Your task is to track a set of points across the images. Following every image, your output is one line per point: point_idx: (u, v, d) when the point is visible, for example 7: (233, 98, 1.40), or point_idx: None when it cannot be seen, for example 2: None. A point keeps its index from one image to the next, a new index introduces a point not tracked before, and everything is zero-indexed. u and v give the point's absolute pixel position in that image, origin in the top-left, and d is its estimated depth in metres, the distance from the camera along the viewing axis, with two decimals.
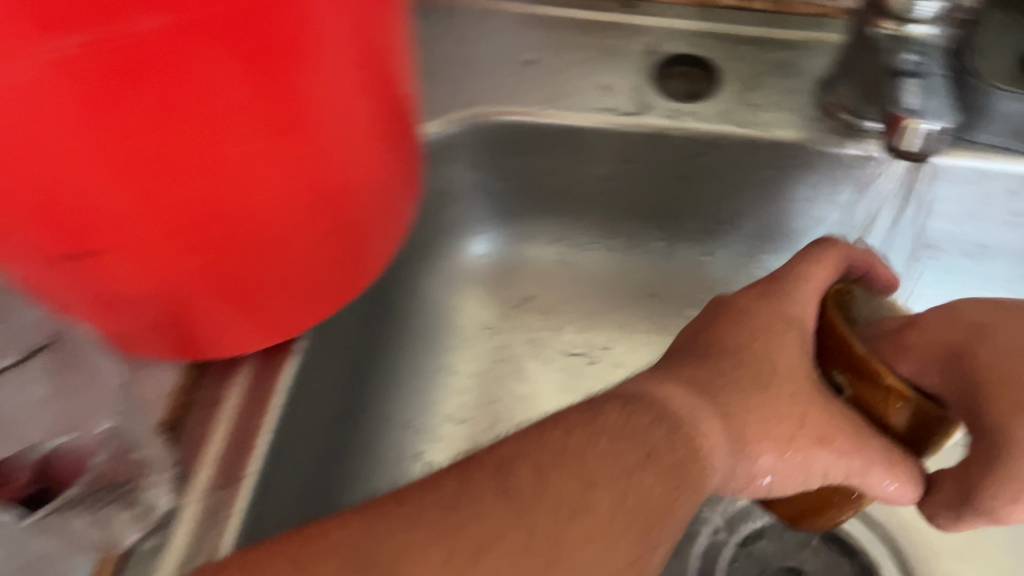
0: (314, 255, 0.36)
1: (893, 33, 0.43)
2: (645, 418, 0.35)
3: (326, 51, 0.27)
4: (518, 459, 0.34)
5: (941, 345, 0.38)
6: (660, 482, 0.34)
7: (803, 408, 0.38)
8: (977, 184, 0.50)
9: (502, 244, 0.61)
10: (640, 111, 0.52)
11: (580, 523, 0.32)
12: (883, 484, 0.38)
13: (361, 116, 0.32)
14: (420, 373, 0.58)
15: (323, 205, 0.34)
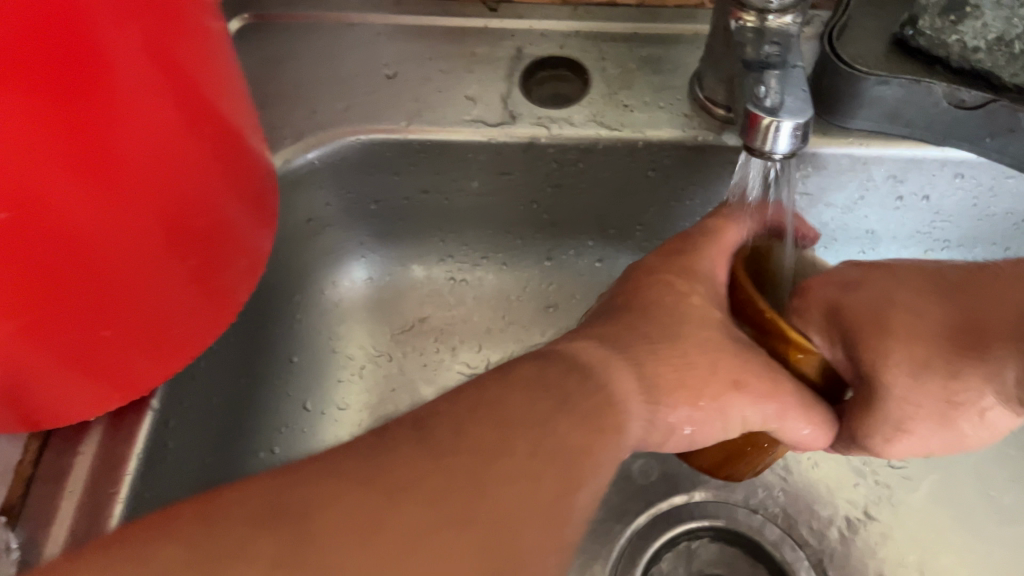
0: (167, 224, 0.35)
1: (754, 25, 0.41)
2: (558, 368, 0.35)
3: (107, 35, 0.29)
4: (433, 419, 0.31)
5: (826, 301, 0.41)
6: (578, 424, 0.33)
7: (716, 354, 0.38)
8: (857, 171, 0.49)
9: (384, 265, 0.59)
10: (507, 120, 0.50)
11: (502, 464, 0.30)
12: (798, 429, 0.39)
13: (166, 70, 0.33)
14: (311, 411, 0.55)
15: (145, 205, 0.34)
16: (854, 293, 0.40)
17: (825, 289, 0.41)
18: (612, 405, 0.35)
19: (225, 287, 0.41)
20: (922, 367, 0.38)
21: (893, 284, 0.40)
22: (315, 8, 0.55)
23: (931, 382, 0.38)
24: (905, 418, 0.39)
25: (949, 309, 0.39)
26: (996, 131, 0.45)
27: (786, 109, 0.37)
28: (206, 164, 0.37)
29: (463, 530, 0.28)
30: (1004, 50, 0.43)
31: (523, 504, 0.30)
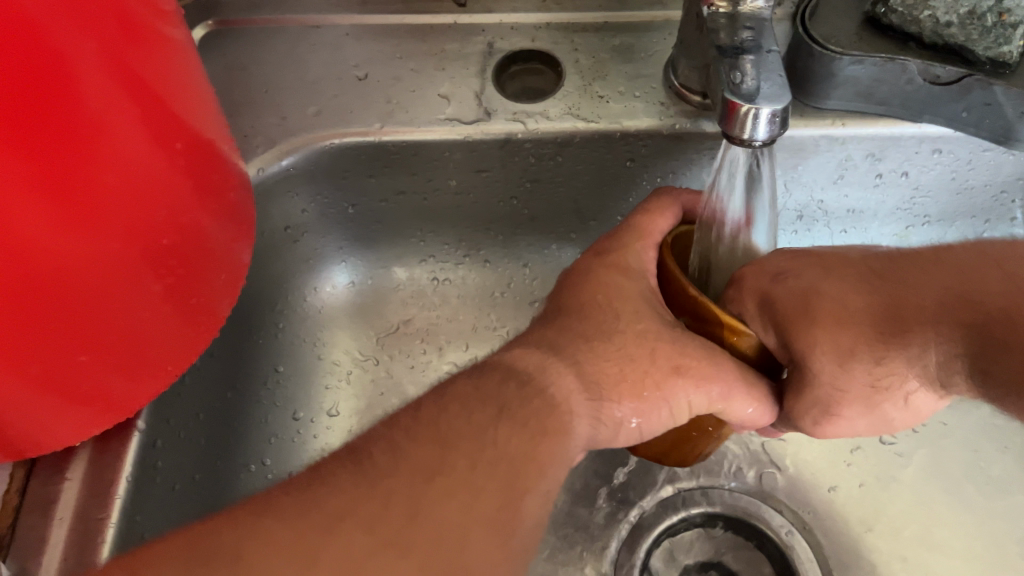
0: (125, 250, 0.34)
1: (726, 11, 0.41)
2: (494, 380, 0.36)
3: (67, 49, 0.28)
4: (370, 444, 0.32)
5: (758, 292, 0.38)
6: (520, 433, 0.34)
7: (652, 344, 0.38)
8: (835, 151, 0.49)
9: (365, 269, 0.58)
10: (482, 117, 0.49)
11: (441, 483, 0.31)
12: (743, 410, 0.38)
13: (120, 79, 0.32)
14: (301, 420, 0.54)
15: (114, 220, 0.33)
16: (783, 284, 0.38)
17: (756, 277, 0.39)
18: (553, 407, 0.35)
19: (205, 303, 0.41)
20: (850, 357, 0.36)
21: (821, 274, 0.37)
22: (280, 11, 0.54)
23: (856, 371, 0.37)
24: (832, 403, 0.38)
25: (879, 296, 0.36)
26: (971, 105, 0.44)
27: (763, 96, 0.36)
28: (171, 182, 0.36)
29: (405, 554, 0.29)
30: (978, 23, 0.42)
31: (468, 517, 0.31)
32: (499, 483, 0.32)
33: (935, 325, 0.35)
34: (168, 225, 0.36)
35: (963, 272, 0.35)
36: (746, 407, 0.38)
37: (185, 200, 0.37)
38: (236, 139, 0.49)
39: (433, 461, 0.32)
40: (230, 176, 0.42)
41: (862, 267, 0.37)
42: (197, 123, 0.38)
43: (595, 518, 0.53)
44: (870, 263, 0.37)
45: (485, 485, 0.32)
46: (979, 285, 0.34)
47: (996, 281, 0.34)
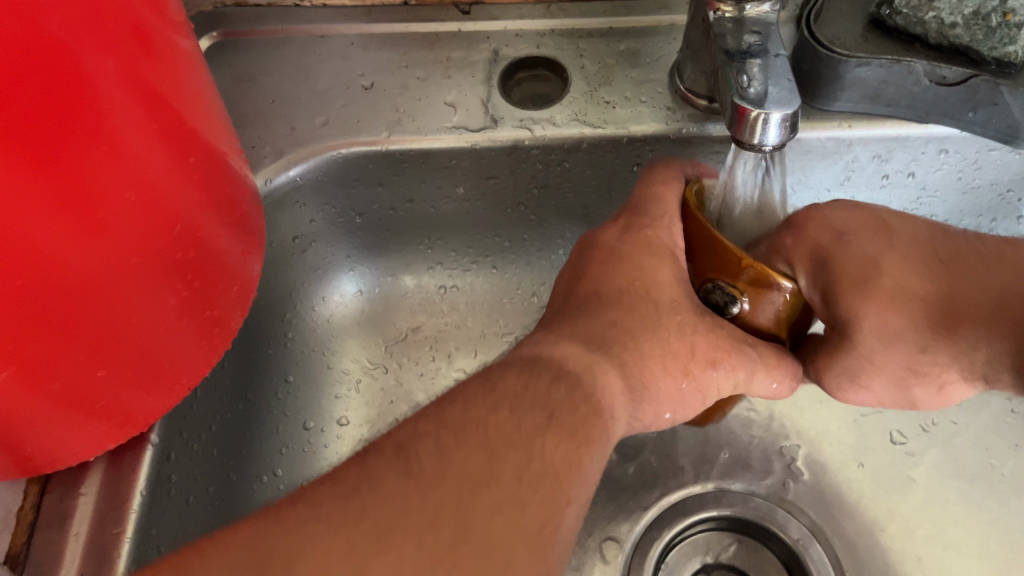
0: (137, 255, 0.34)
1: (732, 15, 0.41)
2: (543, 382, 0.34)
3: (85, 64, 0.29)
4: (418, 441, 0.31)
5: (814, 248, 0.39)
6: (566, 443, 0.32)
7: (691, 338, 0.38)
8: (841, 152, 0.49)
9: (373, 277, 0.58)
10: (490, 125, 0.49)
11: (491, 494, 0.30)
12: (765, 385, 0.39)
13: (131, 87, 0.31)
14: (311, 429, 0.54)
15: (129, 226, 0.33)
16: (845, 246, 0.39)
17: (817, 234, 0.40)
18: (597, 416, 0.34)
19: (221, 315, 0.41)
20: (894, 331, 0.38)
21: (885, 247, 0.39)
22: (286, 22, 0.54)
23: (896, 350, 0.39)
24: (862, 372, 0.40)
25: (938, 282, 0.38)
26: (979, 105, 0.45)
27: (771, 100, 0.37)
28: (183, 188, 0.36)
29: (454, 570, 0.28)
30: (981, 24, 0.42)
31: (513, 529, 0.29)
32: (539, 495, 0.31)
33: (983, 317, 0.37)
34: (186, 239, 0.36)
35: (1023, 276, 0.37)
36: (769, 385, 0.39)
37: (197, 207, 0.37)
38: (245, 151, 0.49)
39: (486, 468, 0.30)
40: (242, 189, 0.42)
41: (926, 248, 0.39)
42: (210, 137, 0.38)
43: (606, 523, 0.53)
44: (934, 246, 0.39)
45: (533, 496, 0.31)
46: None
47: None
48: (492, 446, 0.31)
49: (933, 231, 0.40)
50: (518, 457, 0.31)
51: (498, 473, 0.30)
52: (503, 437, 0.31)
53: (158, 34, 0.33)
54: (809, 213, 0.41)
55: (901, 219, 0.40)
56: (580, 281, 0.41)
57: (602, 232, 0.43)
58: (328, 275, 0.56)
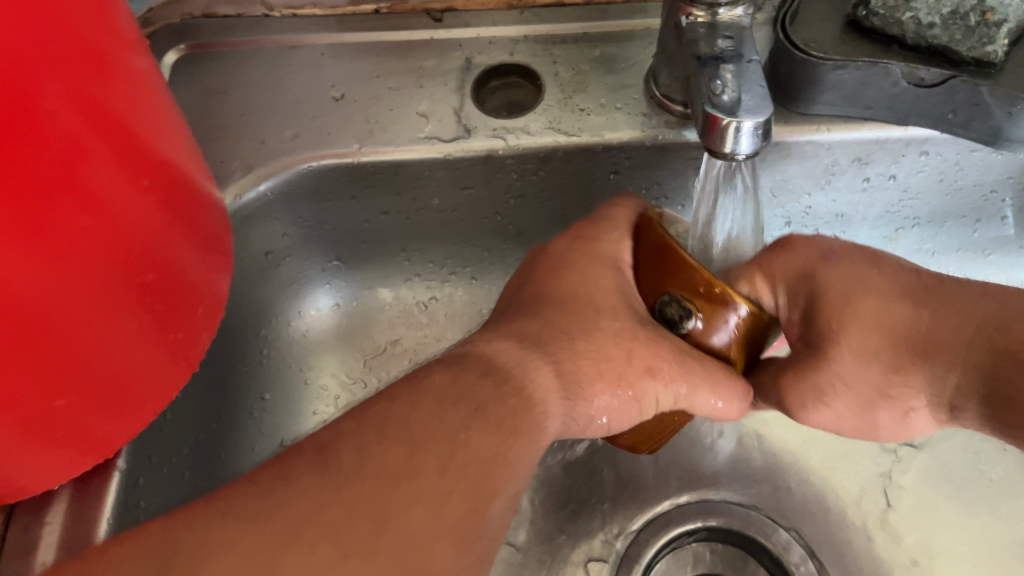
0: (93, 281, 0.32)
1: (705, 20, 0.40)
2: (472, 374, 0.34)
3: (28, 86, 0.28)
4: (337, 442, 0.30)
5: (801, 264, 0.40)
6: (491, 433, 0.32)
7: (629, 344, 0.37)
8: (821, 156, 0.49)
9: (350, 291, 0.57)
10: (463, 134, 0.48)
11: (408, 487, 0.29)
12: (709, 403, 0.39)
13: (81, 108, 0.30)
14: (289, 447, 0.53)
15: (82, 251, 0.31)
16: (829, 265, 0.39)
17: (802, 254, 0.40)
18: (529, 409, 0.34)
19: (188, 337, 0.40)
20: (870, 352, 0.37)
21: (872, 266, 0.38)
22: (255, 31, 0.52)
23: (872, 369, 0.38)
24: (828, 390, 0.39)
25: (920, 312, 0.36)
26: (959, 106, 0.44)
27: (744, 108, 0.36)
28: (141, 209, 0.35)
29: (371, 560, 0.27)
30: (960, 23, 0.42)
31: (432, 525, 0.29)
32: (462, 487, 0.30)
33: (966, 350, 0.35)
34: (145, 263, 0.35)
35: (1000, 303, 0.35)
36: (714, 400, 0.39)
37: (156, 227, 0.36)
38: (214, 165, 0.48)
39: (407, 461, 0.30)
40: (205, 208, 0.41)
41: (913, 277, 0.38)
42: (170, 156, 0.37)
43: (590, 537, 0.52)
44: (918, 277, 0.38)
45: (455, 489, 0.30)
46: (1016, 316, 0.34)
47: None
48: (415, 440, 0.30)
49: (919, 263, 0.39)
50: (442, 451, 0.31)
51: (420, 465, 0.30)
52: (429, 430, 0.31)
53: (109, 51, 0.32)
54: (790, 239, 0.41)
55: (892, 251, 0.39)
56: (553, 293, 0.40)
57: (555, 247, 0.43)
58: (303, 288, 0.55)
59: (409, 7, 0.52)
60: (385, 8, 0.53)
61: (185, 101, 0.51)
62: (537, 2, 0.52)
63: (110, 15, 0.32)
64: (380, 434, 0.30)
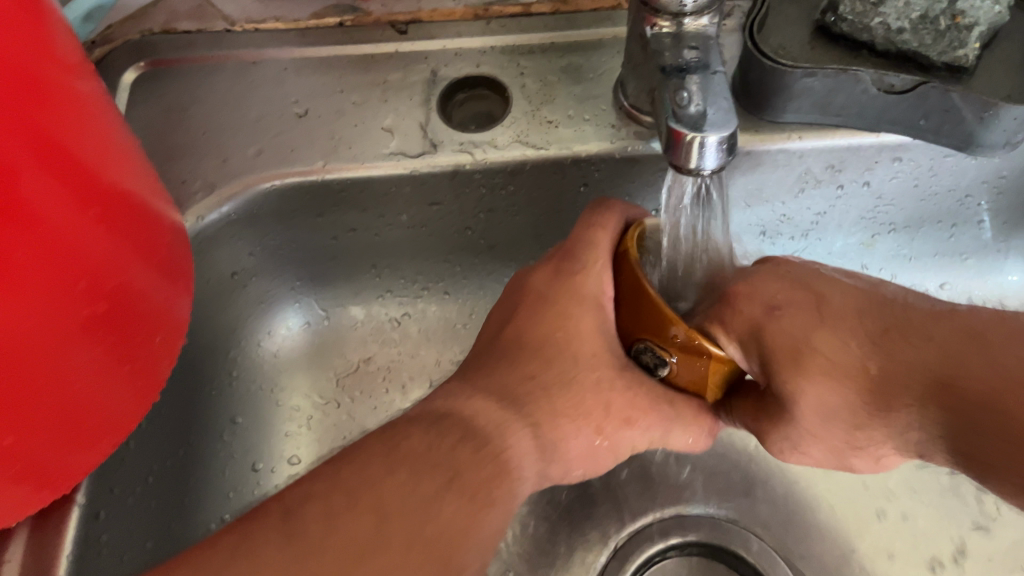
0: (43, 315, 0.31)
1: (670, 30, 0.39)
2: (450, 440, 0.35)
3: None
4: (306, 505, 0.32)
5: (750, 322, 0.38)
6: (464, 504, 0.34)
7: (607, 396, 0.39)
8: (793, 164, 0.48)
9: (321, 309, 0.56)
10: (429, 150, 0.47)
11: (375, 561, 0.31)
12: (682, 440, 0.41)
13: (27, 136, 0.29)
14: (260, 470, 0.52)
15: (32, 285, 0.30)
16: (777, 325, 0.37)
17: (750, 309, 0.38)
18: (504, 474, 0.36)
19: (144, 367, 0.39)
20: (834, 406, 0.37)
21: (815, 323, 0.37)
22: (216, 46, 0.51)
23: (835, 426, 0.38)
24: (797, 438, 0.40)
25: (871, 363, 0.36)
26: (929, 112, 0.43)
27: (709, 122, 0.35)
28: (92, 236, 0.33)
29: None
30: (930, 27, 0.41)
31: None
32: (431, 559, 0.32)
33: (918, 400, 0.35)
34: (96, 295, 0.34)
35: (947, 354, 0.34)
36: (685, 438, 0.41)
37: (109, 254, 0.34)
38: (175, 186, 0.47)
39: (374, 532, 0.31)
40: (163, 233, 0.40)
41: (863, 321, 0.37)
42: (121, 181, 0.36)
43: (569, 554, 0.51)
44: (868, 320, 0.36)
45: (424, 561, 0.31)
46: (963, 370, 0.34)
47: (976, 382, 0.33)
48: (388, 509, 0.32)
49: (866, 299, 0.37)
50: (411, 522, 0.32)
51: (388, 536, 0.31)
52: (403, 500, 0.32)
53: (55, 73, 0.30)
54: (744, 279, 0.39)
55: (836, 288, 0.38)
56: None
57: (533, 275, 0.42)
58: (270, 308, 0.54)
59: (373, 19, 0.51)
60: (348, 20, 0.51)
61: (146, 121, 0.49)
62: (504, 12, 0.51)
63: (52, 38, 0.30)
64: (350, 501, 0.32)
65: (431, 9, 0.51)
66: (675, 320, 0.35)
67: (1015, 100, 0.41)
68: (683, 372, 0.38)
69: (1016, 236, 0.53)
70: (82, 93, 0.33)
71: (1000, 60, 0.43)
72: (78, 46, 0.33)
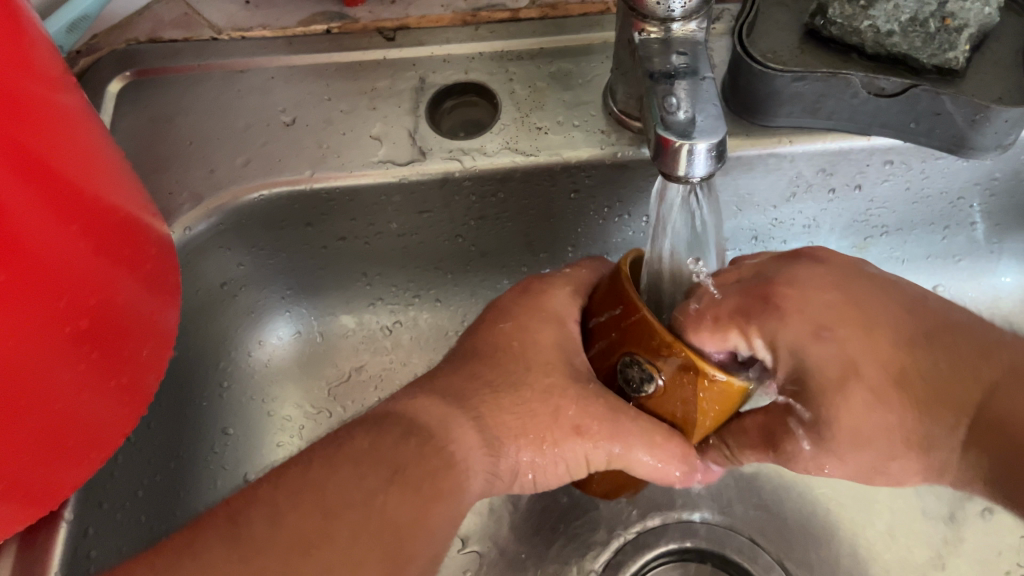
0: (24, 332, 0.30)
1: (659, 36, 0.39)
2: (394, 437, 0.36)
3: None
4: (252, 507, 0.33)
5: (789, 339, 0.35)
6: (408, 497, 0.34)
7: (555, 401, 0.38)
8: (784, 168, 0.48)
9: (311, 318, 0.56)
10: (418, 158, 0.47)
11: (318, 555, 0.32)
12: (645, 461, 0.38)
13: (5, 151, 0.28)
14: (251, 481, 0.52)
15: (13, 302, 0.29)
16: (822, 345, 0.34)
17: (795, 322, 0.35)
18: (450, 467, 0.36)
19: (131, 381, 0.38)
20: (869, 434, 0.34)
21: (866, 339, 0.34)
22: (202, 56, 0.51)
23: (866, 455, 0.35)
24: (818, 459, 0.36)
25: (913, 381, 0.33)
26: (920, 115, 0.43)
27: (698, 130, 0.35)
28: (75, 251, 0.33)
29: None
30: (920, 30, 0.41)
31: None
32: (375, 552, 0.33)
33: (951, 431, 0.33)
34: (79, 310, 0.33)
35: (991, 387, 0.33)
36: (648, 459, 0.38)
37: (92, 268, 0.34)
38: (161, 197, 0.47)
39: (318, 526, 0.33)
40: (149, 246, 0.39)
41: (913, 340, 0.34)
42: (106, 195, 0.35)
43: (562, 563, 0.51)
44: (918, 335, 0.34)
45: (367, 554, 0.33)
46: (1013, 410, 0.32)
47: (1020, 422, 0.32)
48: (332, 508, 0.33)
49: (916, 316, 0.35)
50: (355, 517, 0.33)
51: (332, 530, 0.33)
52: (347, 497, 0.34)
53: (33, 86, 0.30)
54: (780, 280, 0.36)
55: (887, 306, 0.35)
56: None
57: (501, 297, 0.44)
58: (261, 318, 0.54)
59: (360, 26, 0.51)
60: (336, 27, 0.51)
61: (132, 131, 0.49)
62: (492, 18, 0.51)
63: (31, 51, 0.30)
64: (293, 501, 0.33)
65: (419, 15, 0.51)
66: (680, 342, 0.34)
67: (1006, 102, 0.41)
68: (673, 398, 0.36)
69: (1010, 238, 0.53)
70: (62, 106, 0.32)
71: (990, 62, 0.43)
72: (59, 59, 0.33)
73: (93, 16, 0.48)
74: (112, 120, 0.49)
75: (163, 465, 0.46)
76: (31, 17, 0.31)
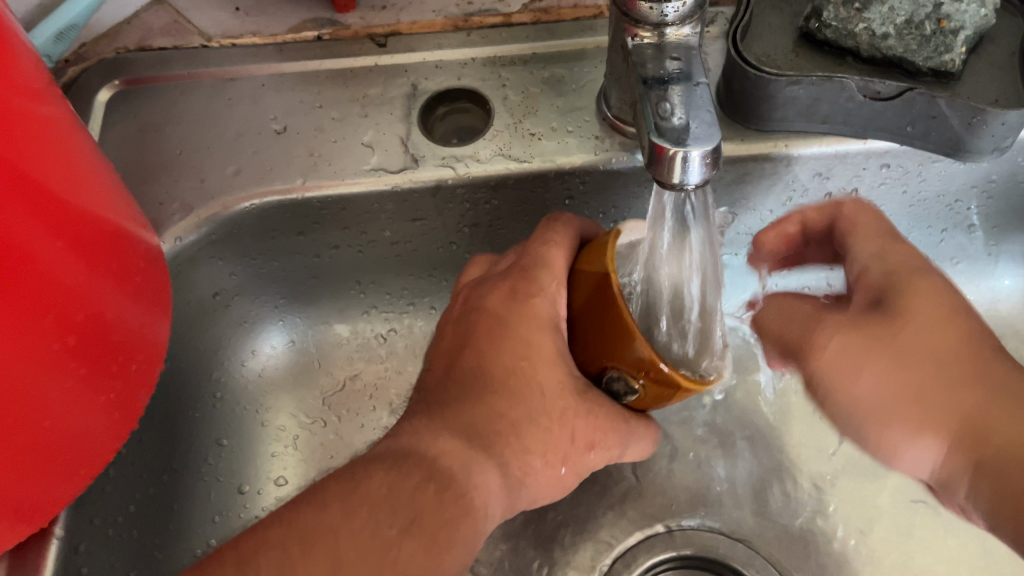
0: (10, 350, 0.30)
1: (652, 41, 0.38)
2: (412, 482, 0.35)
3: None
4: (260, 552, 0.32)
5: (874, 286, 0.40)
6: (422, 551, 0.33)
7: (572, 424, 0.38)
8: (779, 173, 0.47)
9: (305, 327, 0.55)
10: (410, 165, 0.47)
11: None
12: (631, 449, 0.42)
13: None
14: (246, 492, 0.51)
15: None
16: (891, 304, 0.39)
17: (889, 275, 0.40)
18: (457, 500, 0.35)
19: (121, 397, 0.38)
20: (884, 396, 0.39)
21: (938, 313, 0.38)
22: (191, 64, 0.50)
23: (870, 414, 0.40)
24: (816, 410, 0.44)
25: (962, 404, 0.36)
26: (916, 119, 0.42)
27: (692, 137, 0.34)
28: (62, 265, 0.32)
29: None
30: (915, 33, 0.40)
31: None
32: None
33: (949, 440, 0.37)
34: (67, 327, 0.33)
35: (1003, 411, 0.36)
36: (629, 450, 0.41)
37: (79, 282, 0.33)
38: (151, 208, 0.46)
39: None
40: (139, 259, 0.39)
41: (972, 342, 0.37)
42: (94, 209, 0.35)
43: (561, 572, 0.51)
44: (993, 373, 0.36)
45: None
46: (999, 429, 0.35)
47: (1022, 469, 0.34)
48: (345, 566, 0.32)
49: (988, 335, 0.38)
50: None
51: None
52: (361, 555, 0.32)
53: (18, 98, 0.29)
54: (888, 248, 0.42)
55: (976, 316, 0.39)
56: (502, 330, 0.39)
57: (482, 295, 0.41)
58: (253, 328, 0.53)
59: (351, 33, 0.51)
60: (327, 34, 0.51)
61: (121, 141, 0.49)
62: (484, 23, 0.51)
63: (15, 65, 0.30)
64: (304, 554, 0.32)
65: (410, 21, 0.50)
66: (641, 342, 0.35)
67: (1002, 105, 0.41)
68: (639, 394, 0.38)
69: (1008, 240, 0.53)
70: (48, 118, 0.32)
71: (987, 64, 0.42)
72: (44, 72, 0.33)
73: (80, 25, 0.47)
74: (101, 131, 0.49)
75: (156, 479, 0.46)
76: (15, 30, 0.31)
